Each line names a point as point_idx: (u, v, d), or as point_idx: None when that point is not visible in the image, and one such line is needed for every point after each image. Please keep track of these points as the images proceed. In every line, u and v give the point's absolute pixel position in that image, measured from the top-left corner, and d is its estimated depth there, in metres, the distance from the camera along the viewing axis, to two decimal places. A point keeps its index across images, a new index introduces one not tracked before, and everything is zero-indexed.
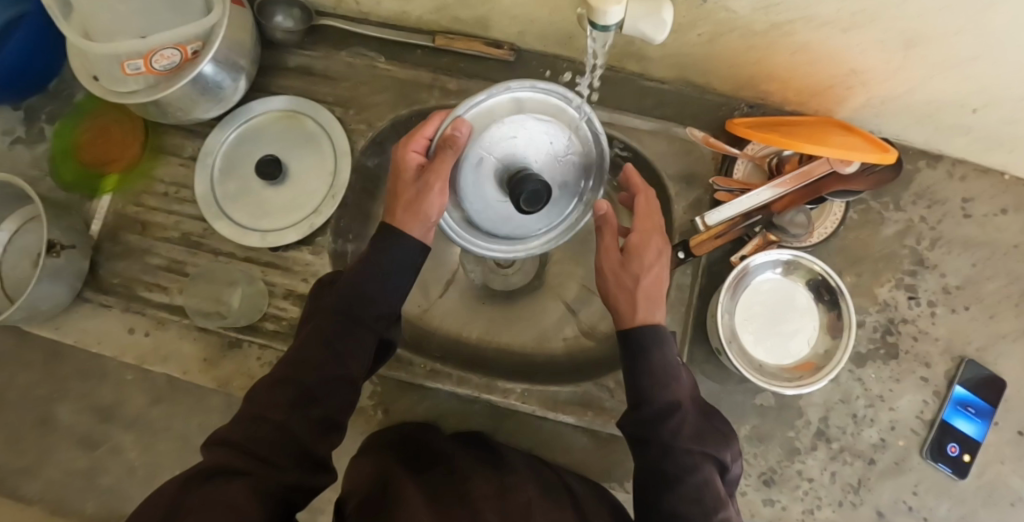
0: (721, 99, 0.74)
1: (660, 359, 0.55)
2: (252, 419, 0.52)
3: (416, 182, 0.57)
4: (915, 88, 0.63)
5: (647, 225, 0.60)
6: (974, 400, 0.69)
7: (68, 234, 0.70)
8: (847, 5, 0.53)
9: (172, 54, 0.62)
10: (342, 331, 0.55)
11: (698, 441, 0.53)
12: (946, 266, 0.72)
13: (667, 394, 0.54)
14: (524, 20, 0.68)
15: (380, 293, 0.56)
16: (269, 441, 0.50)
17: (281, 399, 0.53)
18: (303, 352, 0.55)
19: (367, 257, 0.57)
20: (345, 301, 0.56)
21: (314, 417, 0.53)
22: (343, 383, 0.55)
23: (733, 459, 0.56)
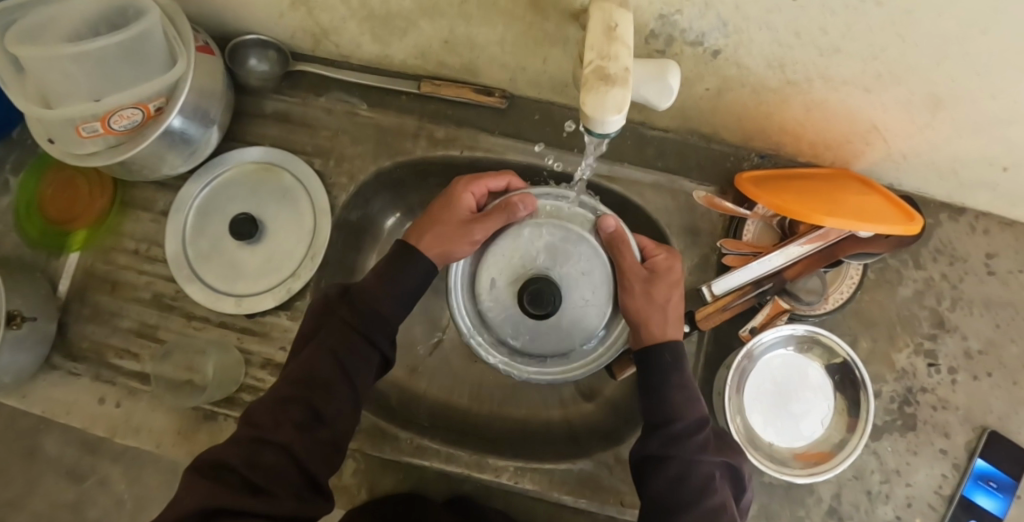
0: (729, 148, 0.69)
1: (678, 378, 0.56)
2: (253, 441, 0.51)
3: (465, 225, 0.63)
4: (938, 147, 0.58)
5: (660, 252, 0.63)
6: (996, 472, 0.63)
7: (31, 301, 0.65)
8: (874, 67, 0.49)
9: (132, 114, 0.56)
10: (354, 347, 0.55)
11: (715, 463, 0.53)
12: (968, 329, 0.67)
13: (685, 413, 0.54)
14: (513, 68, 0.63)
15: (393, 311, 0.57)
16: (270, 467, 0.50)
17: (290, 417, 0.52)
18: (313, 369, 0.54)
19: (386, 271, 0.59)
20: (363, 316, 0.56)
21: (321, 440, 0.53)
22: (353, 404, 0.55)
23: (746, 485, 0.55)
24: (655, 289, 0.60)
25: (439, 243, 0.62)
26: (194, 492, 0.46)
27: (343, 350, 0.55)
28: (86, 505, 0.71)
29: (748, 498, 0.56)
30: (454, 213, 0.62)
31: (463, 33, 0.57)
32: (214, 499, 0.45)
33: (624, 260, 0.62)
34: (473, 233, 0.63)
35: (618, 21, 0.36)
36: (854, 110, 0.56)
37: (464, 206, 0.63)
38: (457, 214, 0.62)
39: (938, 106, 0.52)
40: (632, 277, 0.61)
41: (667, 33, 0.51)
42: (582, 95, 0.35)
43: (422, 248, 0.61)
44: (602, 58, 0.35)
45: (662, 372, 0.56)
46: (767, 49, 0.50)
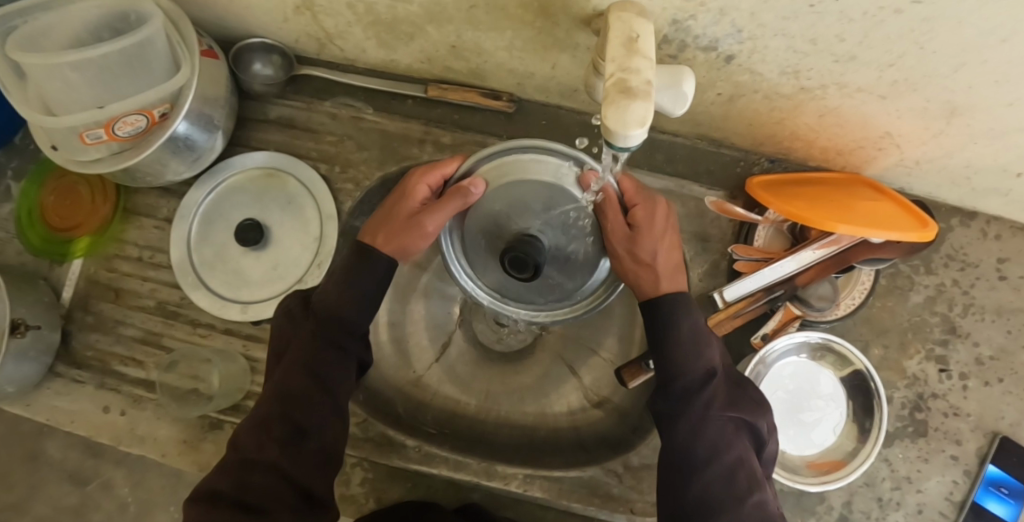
0: (739, 154, 0.69)
1: (688, 327, 0.51)
2: (240, 465, 0.49)
3: (414, 216, 0.55)
4: (951, 153, 0.57)
5: (637, 198, 0.56)
6: (1008, 479, 0.62)
7: (34, 310, 0.65)
8: (890, 74, 0.48)
9: (136, 120, 0.56)
10: (323, 356, 0.52)
11: (731, 413, 0.50)
12: (979, 335, 0.66)
13: (695, 365, 0.50)
14: (521, 73, 0.62)
15: (359, 311, 0.53)
16: (261, 487, 0.47)
17: (273, 436, 0.50)
18: (286, 385, 0.51)
19: (340, 277, 0.54)
20: (330, 323, 0.52)
21: (310, 450, 0.50)
22: (334, 412, 0.52)
23: (767, 433, 0.52)
24: (641, 242, 0.54)
25: (389, 238, 0.55)
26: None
27: (314, 360, 0.51)
28: (89, 510, 0.70)
29: (771, 447, 0.54)
30: (403, 206, 0.56)
31: (471, 38, 0.57)
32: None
33: (607, 222, 0.55)
34: (422, 226, 0.55)
35: (638, 33, 0.37)
36: (868, 116, 0.55)
37: (416, 198, 0.56)
38: (408, 207, 0.56)
39: (953, 113, 0.51)
40: (619, 238, 0.55)
41: (680, 39, 0.50)
42: (604, 109, 0.34)
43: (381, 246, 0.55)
44: (623, 71, 0.35)
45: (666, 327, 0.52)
46: (782, 56, 0.49)
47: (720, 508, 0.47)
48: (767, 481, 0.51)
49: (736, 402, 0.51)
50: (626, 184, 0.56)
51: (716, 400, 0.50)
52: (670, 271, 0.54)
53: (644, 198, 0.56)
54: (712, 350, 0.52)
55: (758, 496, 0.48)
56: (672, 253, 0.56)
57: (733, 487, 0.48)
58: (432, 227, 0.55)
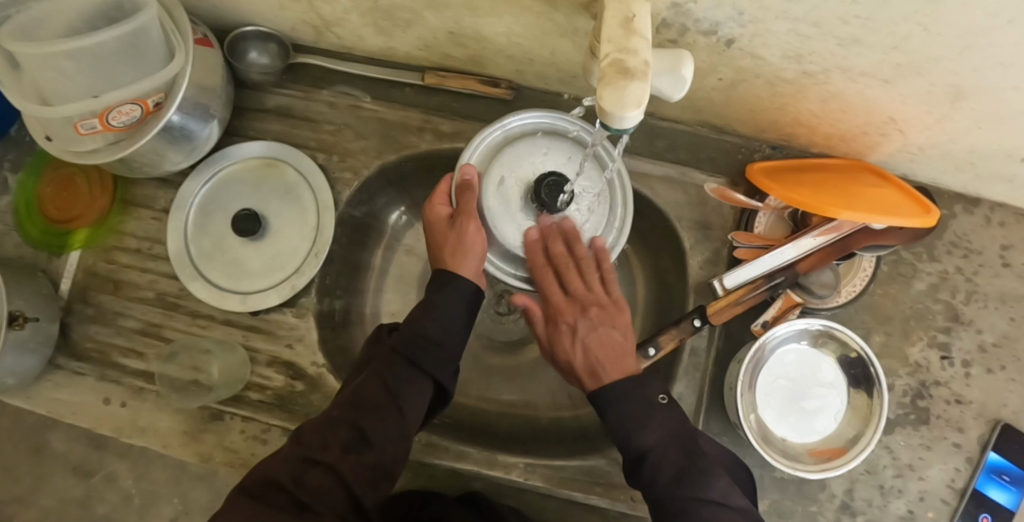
0: (741, 140, 0.68)
1: (627, 410, 0.51)
2: (303, 459, 0.47)
3: (454, 224, 0.57)
4: (956, 138, 0.57)
5: (557, 299, 0.60)
6: (1009, 466, 0.62)
7: (33, 302, 0.65)
8: (894, 57, 0.47)
9: (131, 110, 0.55)
10: (400, 373, 0.53)
11: (677, 481, 0.48)
12: (982, 322, 0.66)
13: (631, 442, 0.50)
14: (520, 60, 0.61)
15: (445, 335, 0.54)
16: (317, 486, 0.45)
17: (337, 439, 0.49)
18: (362, 394, 0.52)
19: (427, 300, 0.56)
20: (408, 343, 0.54)
21: (368, 463, 0.49)
22: (402, 432, 0.51)
23: (729, 491, 0.47)
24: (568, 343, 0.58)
25: (453, 256, 0.56)
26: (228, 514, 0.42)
27: (391, 375, 0.53)
28: (93, 503, 0.66)
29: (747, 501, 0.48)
30: (435, 228, 0.58)
31: (469, 25, 0.56)
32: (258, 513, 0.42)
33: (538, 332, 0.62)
34: (465, 230, 0.56)
35: (636, 13, 0.36)
36: (872, 102, 0.55)
37: (440, 216, 0.58)
38: (441, 223, 0.58)
39: (957, 98, 0.51)
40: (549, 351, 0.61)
41: (680, 23, 0.49)
42: (601, 89, 0.34)
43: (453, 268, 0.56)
44: (620, 51, 0.35)
45: (609, 408, 0.52)
46: (785, 40, 0.48)
47: None
48: None
49: (686, 467, 0.48)
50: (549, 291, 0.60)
51: (661, 474, 0.48)
52: (590, 369, 0.56)
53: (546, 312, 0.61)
54: (653, 423, 0.50)
55: None
56: (598, 348, 0.57)
57: None
58: (468, 219, 0.56)
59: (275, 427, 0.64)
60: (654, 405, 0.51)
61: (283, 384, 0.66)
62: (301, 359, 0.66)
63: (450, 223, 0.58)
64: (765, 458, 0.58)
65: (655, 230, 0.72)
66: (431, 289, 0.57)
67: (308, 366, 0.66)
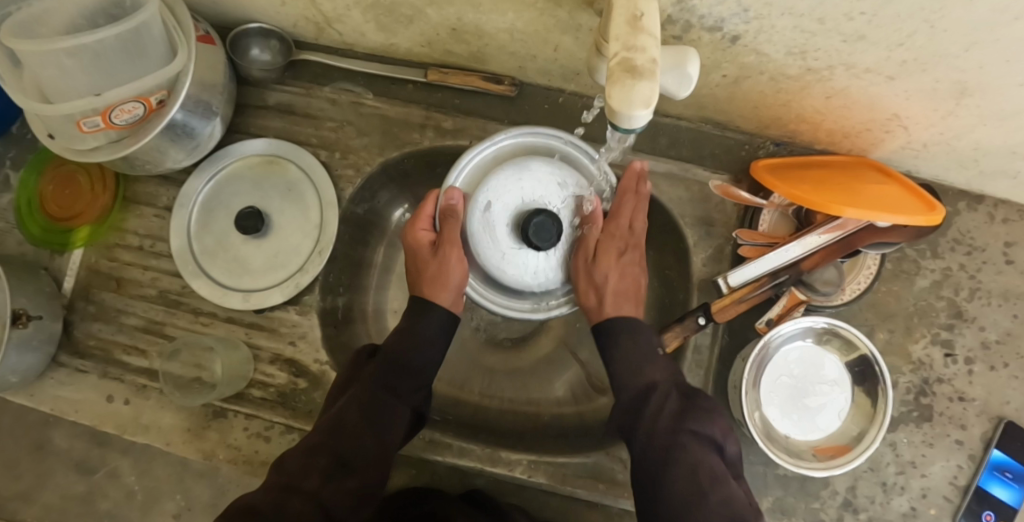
0: (744, 137, 0.68)
1: (627, 348, 0.55)
2: (283, 489, 0.49)
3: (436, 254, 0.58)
4: (960, 135, 0.57)
5: (618, 229, 0.60)
6: (1012, 463, 0.62)
7: (35, 300, 0.65)
8: (899, 53, 0.47)
9: (133, 108, 0.55)
10: (380, 400, 0.54)
11: (683, 415, 0.51)
12: (985, 319, 0.66)
13: (642, 375, 0.53)
14: (523, 56, 0.61)
15: (424, 363, 0.57)
16: (299, 515, 0.47)
17: (318, 466, 0.50)
18: (343, 419, 0.53)
19: (406, 327, 0.58)
20: (387, 370, 0.56)
21: (348, 489, 0.51)
22: (380, 456, 0.53)
23: (726, 437, 0.52)
24: (598, 264, 0.57)
25: (431, 285, 0.58)
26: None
27: (371, 402, 0.54)
28: (97, 499, 0.66)
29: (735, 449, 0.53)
30: (418, 255, 0.60)
31: (471, 21, 0.56)
32: None
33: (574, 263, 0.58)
34: (447, 259, 0.58)
35: (644, 10, 0.35)
36: (876, 99, 0.54)
37: (422, 244, 0.60)
38: (425, 250, 0.59)
39: (962, 95, 0.50)
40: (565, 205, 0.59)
41: (684, 19, 0.49)
42: (609, 89, 0.34)
43: (429, 297, 0.58)
44: (628, 50, 0.34)
45: (610, 345, 0.56)
46: (789, 36, 0.48)
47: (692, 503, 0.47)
48: (733, 480, 0.50)
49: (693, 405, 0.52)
50: (620, 214, 0.60)
51: (664, 411, 0.51)
52: (614, 301, 0.57)
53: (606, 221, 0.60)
54: (660, 364, 0.55)
55: (723, 493, 0.47)
56: (625, 283, 0.59)
57: (698, 481, 0.48)
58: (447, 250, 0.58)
59: (278, 424, 0.64)
60: (657, 351, 0.56)
61: (286, 382, 0.66)
62: (304, 357, 0.66)
63: (432, 250, 0.59)
64: (770, 456, 0.58)
65: (659, 227, 0.72)
66: (408, 314, 0.59)
67: (310, 363, 0.66)
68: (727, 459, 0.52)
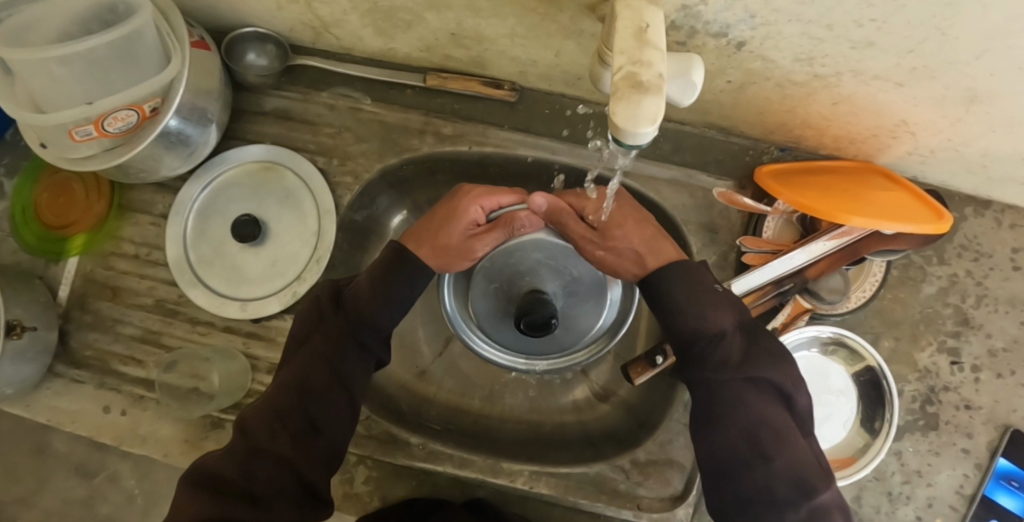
0: (748, 142, 0.67)
1: (688, 292, 0.52)
2: (251, 453, 0.49)
3: (466, 240, 0.61)
4: (968, 141, 0.56)
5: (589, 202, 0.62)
6: (1018, 472, 0.62)
7: (30, 311, 0.64)
8: (909, 60, 0.46)
9: (126, 116, 0.54)
10: (344, 356, 0.54)
11: (753, 363, 0.48)
12: (992, 326, 0.65)
13: (705, 321, 0.50)
14: (524, 61, 0.60)
15: (389, 320, 0.55)
16: (269, 478, 0.49)
17: (286, 429, 0.51)
18: (308, 379, 0.52)
19: (380, 279, 0.56)
20: (353, 326, 0.54)
21: (319, 448, 0.52)
22: (349, 414, 0.54)
23: (798, 385, 0.49)
24: (614, 234, 0.59)
25: (442, 256, 0.61)
26: (185, 509, 0.46)
27: (335, 357, 0.53)
28: (99, 502, 0.66)
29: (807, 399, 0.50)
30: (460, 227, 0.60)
31: (471, 26, 0.55)
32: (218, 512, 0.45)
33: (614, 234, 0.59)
34: (473, 246, 0.62)
35: (649, 22, 0.35)
36: (883, 105, 0.54)
37: (468, 220, 0.60)
38: (461, 229, 0.60)
39: (972, 101, 0.49)
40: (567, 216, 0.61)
41: (689, 25, 0.48)
42: (613, 104, 0.32)
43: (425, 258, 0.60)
44: (633, 64, 0.33)
45: (665, 290, 0.53)
46: (796, 42, 0.47)
47: (750, 464, 0.46)
48: (802, 435, 0.48)
49: (761, 352, 0.49)
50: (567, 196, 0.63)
51: (729, 360, 0.49)
52: (639, 257, 0.57)
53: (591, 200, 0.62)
54: (723, 306, 0.51)
55: (788, 452, 0.46)
56: (647, 229, 0.58)
57: (757, 443, 0.47)
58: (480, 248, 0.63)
59: None
60: (713, 290, 0.52)
61: None
62: None
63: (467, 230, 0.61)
64: None
65: None
66: (386, 266, 0.56)
67: None
68: (796, 411, 0.49)
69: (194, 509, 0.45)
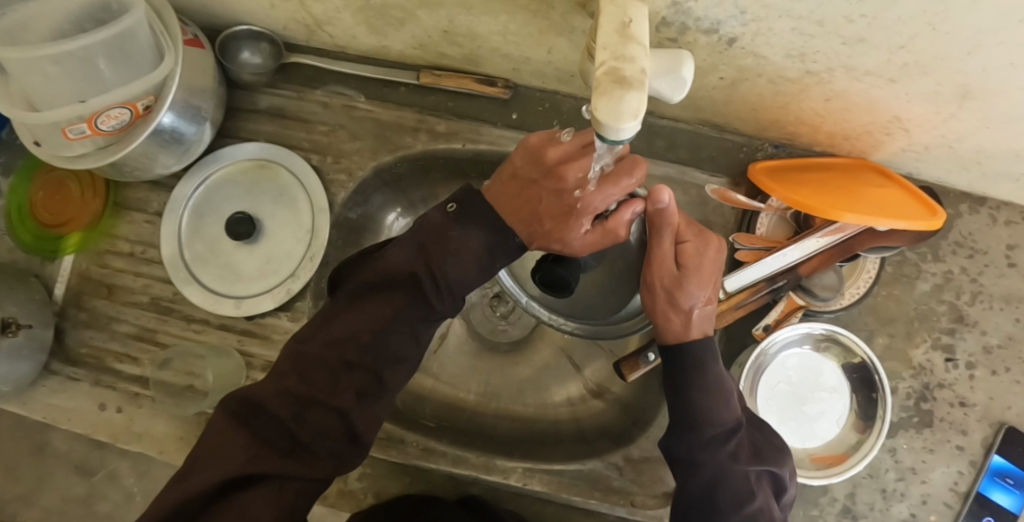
0: (742, 139, 0.67)
1: (716, 376, 0.50)
2: (310, 401, 0.47)
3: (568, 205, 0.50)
4: (962, 137, 0.56)
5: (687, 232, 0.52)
6: (1013, 468, 0.61)
7: (26, 309, 0.64)
8: (900, 56, 0.46)
9: (119, 114, 0.54)
10: (423, 315, 0.51)
11: (758, 457, 0.50)
12: (987, 323, 0.65)
13: (725, 411, 0.49)
14: (517, 58, 0.60)
15: (477, 279, 0.52)
16: (319, 425, 0.47)
17: (349, 382, 0.49)
18: (380, 335, 0.50)
19: (484, 228, 0.51)
20: (436, 284, 0.51)
21: (374, 400, 0.50)
22: (409, 374, 0.53)
23: (786, 479, 0.52)
24: (686, 285, 0.50)
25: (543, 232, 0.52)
26: (220, 435, 0.45)
27: (413, 316, 0.51)
28: (95, 500, 0.67)
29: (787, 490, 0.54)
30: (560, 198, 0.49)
31: (463, 23, 0.55)
32: (251, 469, 0.43)
33: (688, 287, 0.50)
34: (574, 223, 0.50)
35: (632, 18, 0.35)
36: (876, 101, 0.53)
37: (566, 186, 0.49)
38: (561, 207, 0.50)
39: (965, 97, 0.49)
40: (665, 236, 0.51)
41: (680, 21, 0.48)
42: (595, 99, 0.32)
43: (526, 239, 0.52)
44: (616, 59, 0.33)
45: (699, 369, 0.50)
46: (787, 38, 0.47)
47: None
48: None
49: (760, 446, 0.52)
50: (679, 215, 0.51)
51: (740, 451, 0.49)
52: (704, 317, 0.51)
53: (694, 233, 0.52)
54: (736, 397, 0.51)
55: None
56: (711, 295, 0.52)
57: None
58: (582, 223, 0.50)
59: None
60: (729, 378, 0.51)
61: None
62: None
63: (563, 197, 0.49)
64: None
65: None
66: (489, 212, 0.51)
67: None
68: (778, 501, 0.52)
69: (238, 455, 0.44)
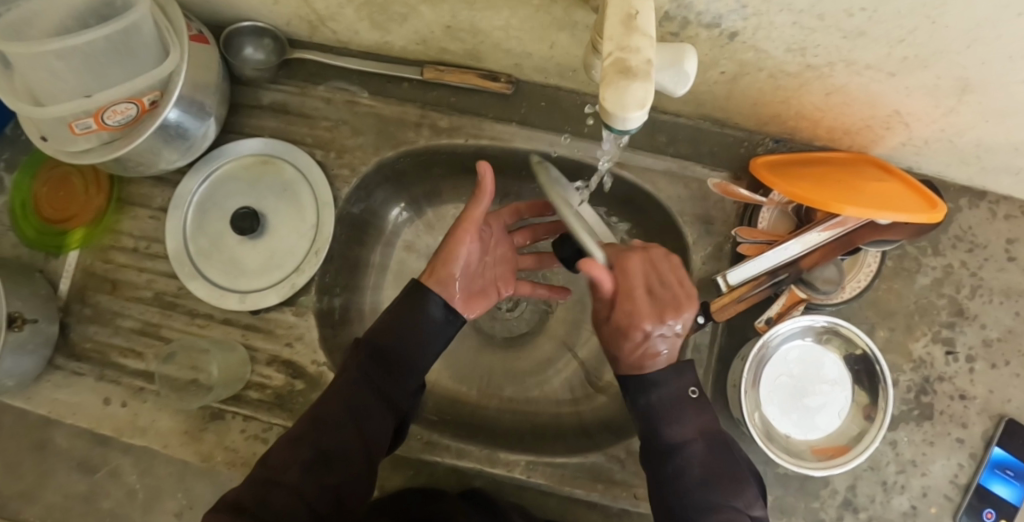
0: (743, 134, 0.67)
1: (666, 395, 0.53)
2: (263, 482, 0.48)
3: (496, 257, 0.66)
4: (962, 131, 0.56)
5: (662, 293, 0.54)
6: (1012, 461, 0.62)
7: (30, 303, 0.64)
8: (901, 50, 0.46)
9: (126, 109, 0.54)
10: (368, 393, 0.53)
11: (705, 486, 0.50)
12: (986, 317, 0.65)
13: (668, 431, 0.52)
14: (519, 54, 0.60)
15: (409, 349, 0.55)
16: (280, 508, 0.46)
17: (300, 458, 0.49)
18: (328, 412, 0.52)
19: (397, 316, 0.56)
20: (375, 359, 0.55)
21: (333, 485, 0.49)
22: (366, 454, 0.52)
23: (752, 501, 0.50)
24: (627, 332, 0.54)
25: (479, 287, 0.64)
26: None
27: (358, 391, 0.53)
28: (98, 497, 0.66)
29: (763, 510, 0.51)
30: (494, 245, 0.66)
31: (466, 18, 0.55)
32: None
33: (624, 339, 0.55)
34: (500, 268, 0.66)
35: (638, 8, 0.35)
36: (876, 95, 0.54)
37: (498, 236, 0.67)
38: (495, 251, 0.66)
39: (965, 91, 0.50)
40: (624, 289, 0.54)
41: (682, 15, 0.48)
42: (602, 90, 0.33)
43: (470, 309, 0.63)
44: (621, 50, 0.34)
45: (651, 390, 0.53)
46: (788, 32, 0.47)
47: None
48: None
49: (715, 472, 0.50)
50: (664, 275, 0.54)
51: (692, 469, 0.51)
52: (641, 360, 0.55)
53: (666, 300, 0.54)
54: (692, 415, 0.52)
55: None
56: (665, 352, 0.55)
57: None
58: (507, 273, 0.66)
59: (276, 426, 0.64)
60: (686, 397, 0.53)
61: (283, 383, 0.65)
62: (301, 358, 0.66)
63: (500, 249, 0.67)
64: (770, 455, 0.58)
65: (658, 226, 0.71)
66: (403, 303, 0.57)
67: (308, 365, 0.65)
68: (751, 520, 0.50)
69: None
